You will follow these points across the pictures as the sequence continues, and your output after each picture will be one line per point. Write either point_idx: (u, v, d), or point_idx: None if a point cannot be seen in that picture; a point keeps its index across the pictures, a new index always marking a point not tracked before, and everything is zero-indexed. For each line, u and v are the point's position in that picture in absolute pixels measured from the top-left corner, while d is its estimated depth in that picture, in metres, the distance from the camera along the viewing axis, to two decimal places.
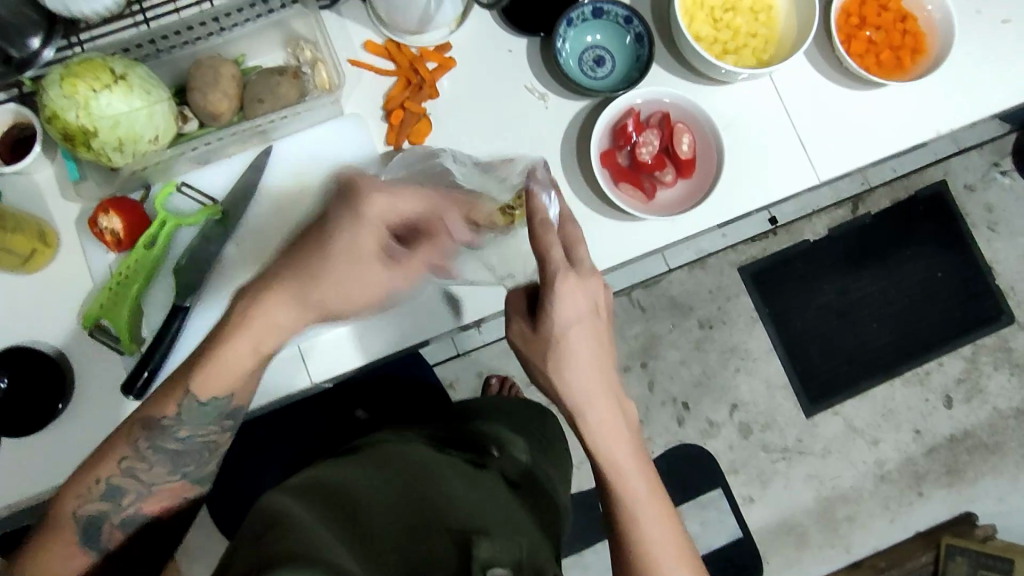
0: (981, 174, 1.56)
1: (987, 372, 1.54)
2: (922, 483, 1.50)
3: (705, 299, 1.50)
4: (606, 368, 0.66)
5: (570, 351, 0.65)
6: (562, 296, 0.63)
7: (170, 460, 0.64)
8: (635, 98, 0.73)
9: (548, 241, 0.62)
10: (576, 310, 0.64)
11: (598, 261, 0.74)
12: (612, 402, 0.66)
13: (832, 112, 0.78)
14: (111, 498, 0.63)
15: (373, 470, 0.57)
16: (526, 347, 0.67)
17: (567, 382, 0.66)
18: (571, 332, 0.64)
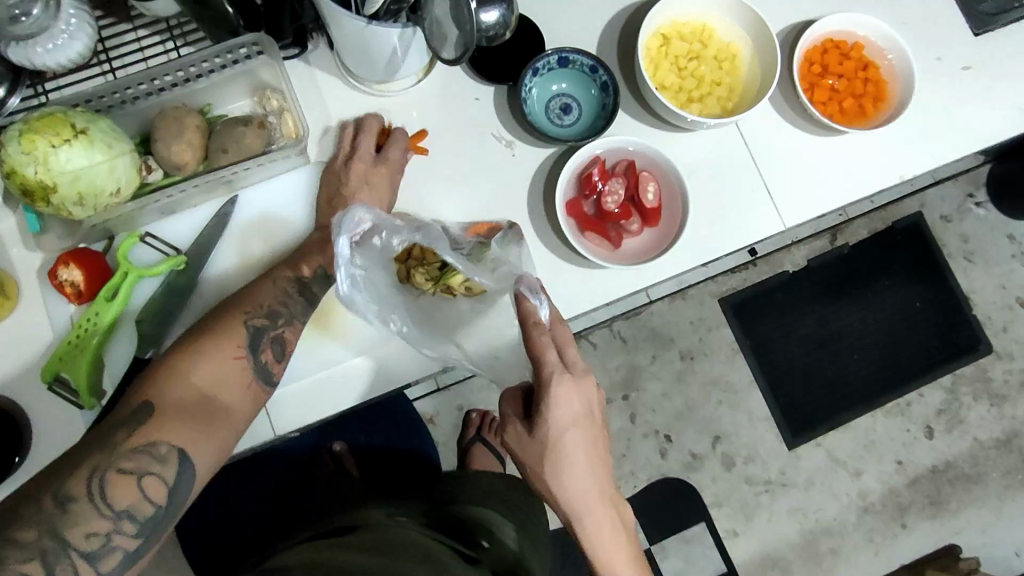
0: (956, 206, 1.58)
1: (967, 403, 1.54)
2: (905, 514, 1.50)
3: (686, 330, 1.50)
4: (601, 470, 0.66)
5: (566, 455, 0.64)
6: (556, 398, 0.63)
7: (309, 302, 0.70)
8: (598, 147, 0.73)
9: (540, 343, 0.63)
10: (572, 413, 0.64)
11: (564, 308, 0.74)
12: (607, 504, 0.66)
13: (798, 159, 0.78)
14: (271, 317, 0.67)
15: (372, 559, 0.57)
16: (522, 452, 0.65)
17: (564, 486, 0.65)
18: (566, 435, 0.64)
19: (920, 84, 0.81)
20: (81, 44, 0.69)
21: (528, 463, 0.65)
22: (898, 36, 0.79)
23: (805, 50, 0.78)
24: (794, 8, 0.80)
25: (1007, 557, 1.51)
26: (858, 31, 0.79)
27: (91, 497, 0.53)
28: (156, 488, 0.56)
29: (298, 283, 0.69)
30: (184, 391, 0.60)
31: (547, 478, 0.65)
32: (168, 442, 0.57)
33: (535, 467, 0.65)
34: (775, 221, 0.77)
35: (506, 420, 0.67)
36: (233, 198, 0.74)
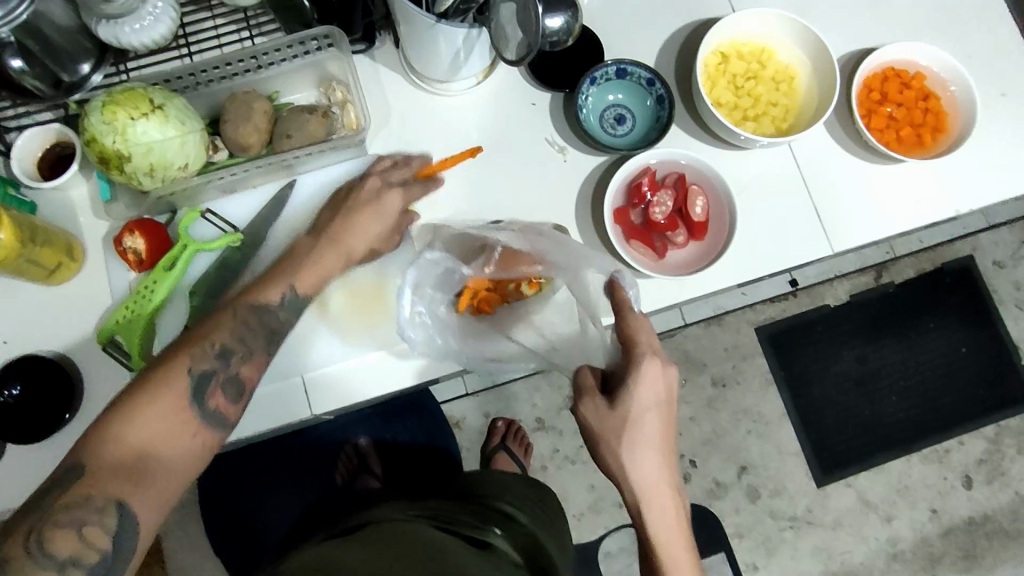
0: (1011, 251, 1.55)
1: (1010, 455, 1.50)
2: (937, 565, 1.46)
3: (720, 356, 1.50)
4: (670, 461, 0.67)
5: (645, 433, 0.65)
6: (644, 376, 0.65)
7: (269, 335, 0.64)
8: (650, 158, 0.74)
9: (637, 326, 0.67)
10: (655, 396, 0.65)
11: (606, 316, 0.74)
12: (671, 490, 0.66)
13: (848, 185, 0.78)
14: (223, 358, 0.61)
15: (381, 551, 0.56)
16: (600, 427, 0.65)
17: (639, 465, 0.65)
18: (647, 415, 0.65)
19: (986, 118, 0.80)
20: (164, 26, 0.72)
21: (602, 436, 0.65)
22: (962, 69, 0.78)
23: (865, 76, 0.78)
24: (857, 35, 0.81)
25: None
26: (920, 61, 0.79)
27: (29, 551, 0.49)
28: (98, 537, 0.51)
29: (259, 309, 0.64)
30: (118, 445, 0.53)
31: (625, 454, 0.64)
32: (104, 495, 0.51)
33: (608, 445, 0.65)
34: (823, 246, 0.77)
35: (582, 394, 0.67)
36: (291, 182, 0.77)
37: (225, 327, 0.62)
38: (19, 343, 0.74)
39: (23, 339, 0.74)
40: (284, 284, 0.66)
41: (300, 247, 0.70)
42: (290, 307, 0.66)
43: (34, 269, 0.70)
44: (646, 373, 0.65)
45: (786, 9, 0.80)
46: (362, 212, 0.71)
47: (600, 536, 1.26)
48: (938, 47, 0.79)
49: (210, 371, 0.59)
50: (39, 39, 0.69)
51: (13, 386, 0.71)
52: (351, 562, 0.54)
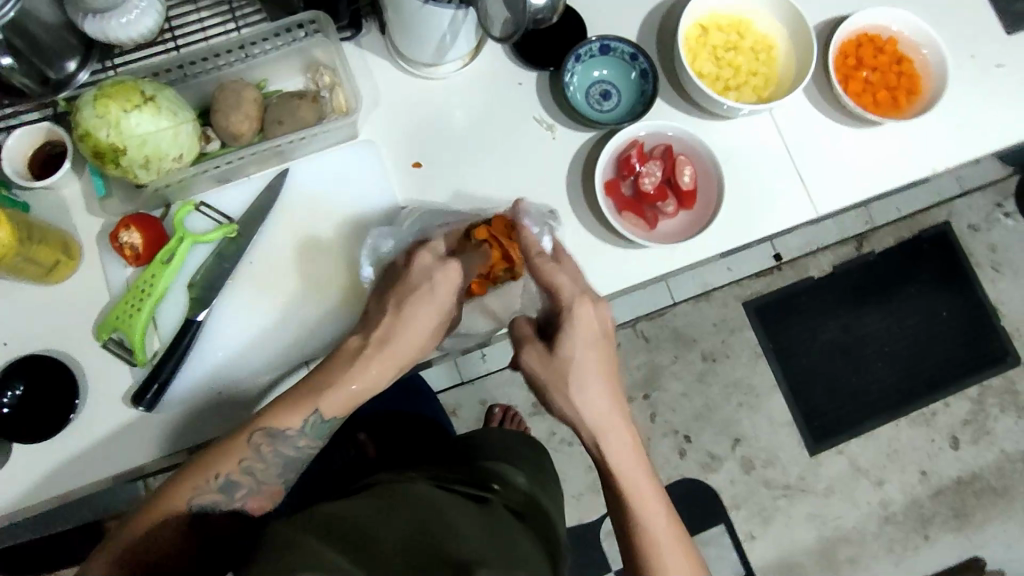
0: (985, 215, 1.69)
1: (993, 415, 1.62)
2: (928, 525, 1.58)
3: (710, 332, 1.60)
4: (617, 389, 0.69)
5: (588, 370, 0.67)
6: (577, 316, 0.67)
7: (282, 464, 0.66)
8: (639, 130, 0.76)
9: (553, 271, 0.68)
10: (592, 332, 0.67)
11: (604, 287, 0.76)
12: (626, 422, 0.68)
13: (829, 149, 0.80)
14: (225, 489, 0.63)
15: (381, 505, 0.59)
16: (543, 371, 0.67)
17: (587, 402, 0.67)
18: (586, 351, 0.67)
19: (966, 78, 0.83)
20: (151, 19, 0.72)
21: (546, 382, 0.67)
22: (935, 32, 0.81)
23: (840, 43, 0.81)
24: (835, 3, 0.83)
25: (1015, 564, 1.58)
26: (893, 26, 0.81)
27: None
28: None
29: (270, 437, 0.64)
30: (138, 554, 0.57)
31: (572, 393, 0.66)
32: None
33: (554, 391, 0.67)
34: (807, 208, 0.79)
35: (521, 344, 0.69)
36: (284, 170, 0.78)
37: (231, 457, 0.63)
38: (19, 345, 0.74)
39: (24, 341, 0.74)
40: (310, 411, 0.65)
41: (347, 347, 0.67)
42: (309, 433, 0.65)
43: (30, 268, 0.70)
44: (574, 313, 0.67)
45: None
46: (418, 306, 0.67)
47: (602, 515, 1.28)
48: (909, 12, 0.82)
49: (212, 505, 0.62)
50: (24, 36, 0.69)
51: (17, 384, 0.71)
52: (360, 514, 0.55)
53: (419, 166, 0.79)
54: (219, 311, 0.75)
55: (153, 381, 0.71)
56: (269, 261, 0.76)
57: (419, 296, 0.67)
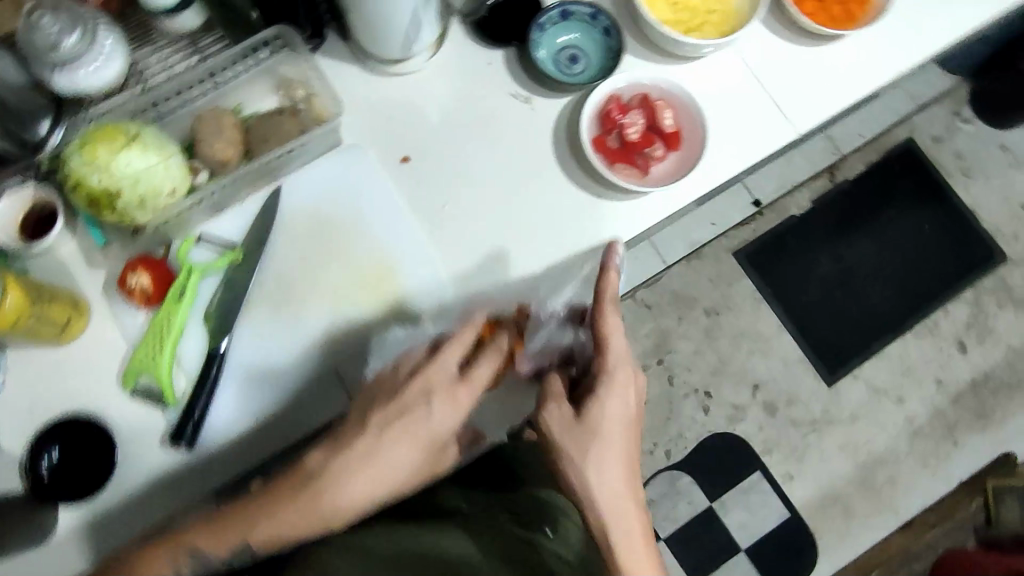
0: (944, 125, 1.75)
1: (993, 313, 1.66)
2: (955, 431, 1.61)
3: (708, 288, 1.65)
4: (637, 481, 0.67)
5: (608, 446, 0.65)
6: (612, 388, 0.66)
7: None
8: (616, 84, 0.78)
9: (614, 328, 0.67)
10: (622, 408, 0.66)
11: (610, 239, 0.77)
12: (634, 510, 0.65)
13: (794, 69, 0.82)
14: None
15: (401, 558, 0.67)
16: (560, 433, 0.65)
17: (601, 477, 0.64)
18: (612, 426, 0.65)
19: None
20: (118, 63, 0.72)
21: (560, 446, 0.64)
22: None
23: None
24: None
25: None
26: None
27: None
28: None
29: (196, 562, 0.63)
30: None
31: (586, 463, 0.64)
32: None
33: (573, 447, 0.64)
34: (786, 127, 0.81)
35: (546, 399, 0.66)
36: (277, 188, 0.78)
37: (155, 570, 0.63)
38: (44, 410, 0.73)
39: (49, 405, 0.73)
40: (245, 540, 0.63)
41: (307, 467, 0.64)
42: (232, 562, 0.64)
43: (43, 330, 0.69)
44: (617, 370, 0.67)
45: None
46: (411, 428, 0.65)
47: None
48: None
49: None
50: None
51: (53, 446, 0.71)
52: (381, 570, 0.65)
53: (406, 159, 0.80)
54: (240, 336, 0.75)
55: (190, 415, 0.72)
56: (282, 276, 0.77)
57: (410, 417, 0.65)
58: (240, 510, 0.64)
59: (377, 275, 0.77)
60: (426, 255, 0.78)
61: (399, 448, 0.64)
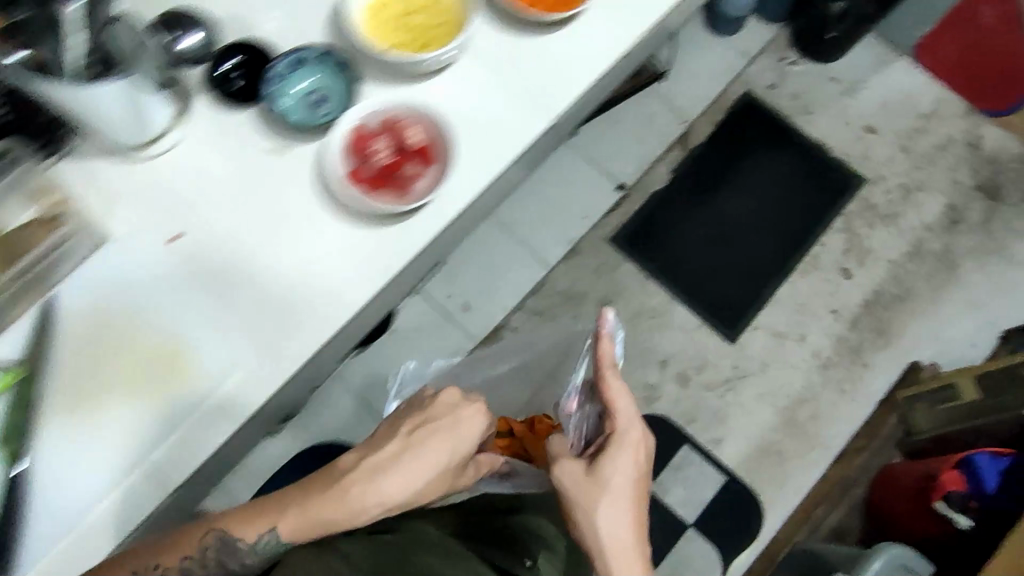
0: (775, 72, 1.83)
1: (866, 233, 1.72)
2: (862, 354, 1.63)
3: (593, 279, 1.67)
4: (638, 525, 0.82)
5: (611, 492, 0.82)
6: (616, 449, 0.85)
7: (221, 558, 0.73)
8: (356, 116, 0.81)
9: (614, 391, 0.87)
10: (626, 465, 0.84)
11: (385, 268, 0.80)
12: (636, 547, 0.81)
13: (535, 55, 0.86)
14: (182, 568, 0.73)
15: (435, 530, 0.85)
16: (575, 485, 0.83)
17: (605, 522, 0.81)
18: (614, 477, 0.83)
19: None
20: None
21: (574, 497, 0.83)
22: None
23: None
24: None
25: (950, 355, 1.64)
26: None
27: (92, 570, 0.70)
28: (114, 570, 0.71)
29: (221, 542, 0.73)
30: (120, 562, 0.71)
31: (596, 506, 0.81)
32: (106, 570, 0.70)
33: (575, 492, 0.83)
34: (542, 111, 0.85)
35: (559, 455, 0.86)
36: (47, 300, 0.78)
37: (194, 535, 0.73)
38: None
39: None
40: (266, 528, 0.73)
41: (344, 467, 0.77)
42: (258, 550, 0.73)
43: None
44: (627, 433, 0.86)
45: None
46: (432, 441, 0.79)
47: None
48: None
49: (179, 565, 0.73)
50: None
51: None
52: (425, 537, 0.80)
53: (174, 238, 0.80)
54: (36, 452, 0.74)
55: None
56: (68, 383, 0.76)
57: (436, 426, 0.80)
58: (278, 502, 0.75)
59: (167, 356, 0.77)
60: (245, 341, 0.78)
61: (418, 455, 0.78)
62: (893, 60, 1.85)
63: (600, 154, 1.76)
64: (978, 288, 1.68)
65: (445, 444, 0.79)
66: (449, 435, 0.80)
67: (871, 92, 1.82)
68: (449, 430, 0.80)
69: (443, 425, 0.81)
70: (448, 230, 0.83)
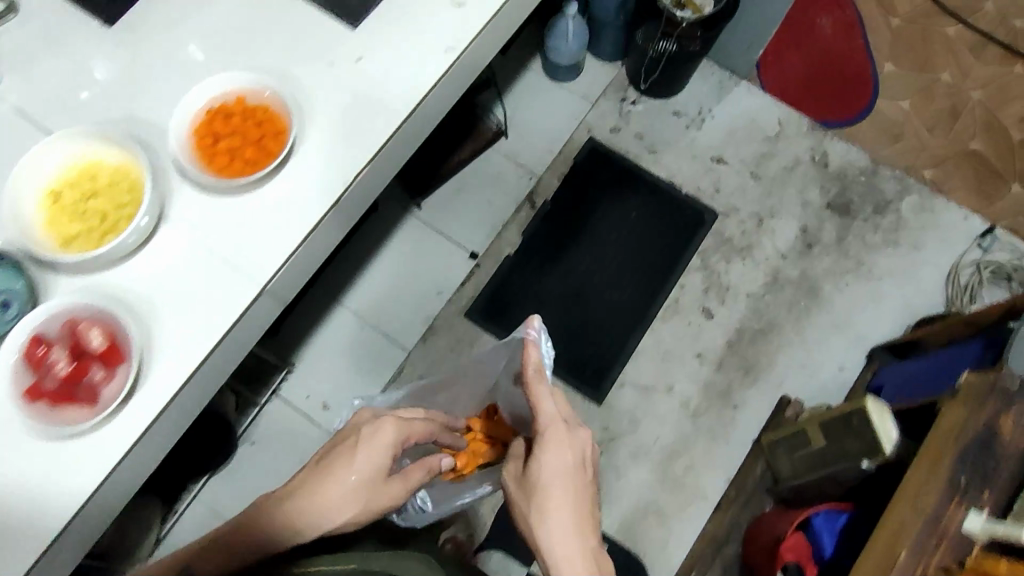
0: (617, 114, 1.80)
1: (723, 269, 1.70)
2: (730, 395, 1.62)
3: (453, 357, 1.62)
4: (585, 522, 0.77)
5: (547, 494, 0.78)
6: (548, 446, 0.80)
7: None
8: (30, 327, 0.73)
9: (539, 391, 0.83)
10: (560, 461, 0.80)
11: (71, 495, 0.71)
12: (580, 552, 0.74)
13: (237, 223, 0.80)
14: None
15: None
16: (515, 486, 0.83)
17: (545, 529, 0.76)
18: (550, 478, 0.79)
19: (333, 81, 0.85)
20: None
21: (517, 499, 0.81)
22: (275, 63, 0.86)
23: (193, 129, 0.82)
24: (173, 77, 0.85)
25: (819, 381, 1.62)
26: (229, 87, 0.83)
27: None
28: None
29: None
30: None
31: (531, 512, 0.78)
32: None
33: (519, 497, 0.81)
34: (246, 287, 0.79)
35: (509, 460, 0.86)
36: None
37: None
38: None
39: None
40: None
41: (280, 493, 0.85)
42: None
43: None
44: (548, 432, 0.81)
45: (95, 119, 0.83)
46: (350, 449, 0.86)
47: None
48: (236, 68, 0.84)
49: None
50: None
51: None
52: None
53: None
54: None
55: None
56: None
57: (356, 440, 0.86)
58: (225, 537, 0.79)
59: None
60: None
61: (358, 466, 0.85)
62: (733, 86, 1.84)
63: (449, 224, 1.71)
64: (838, 309, 1.68)
65: (366, 453, 0.85)
66: (370, 440, 0.86)
67: (716, 120, 1.80)
68: (365, 443, 0.86)
69: (369, 435, 0.87)
70: (165, 420, 0.76)
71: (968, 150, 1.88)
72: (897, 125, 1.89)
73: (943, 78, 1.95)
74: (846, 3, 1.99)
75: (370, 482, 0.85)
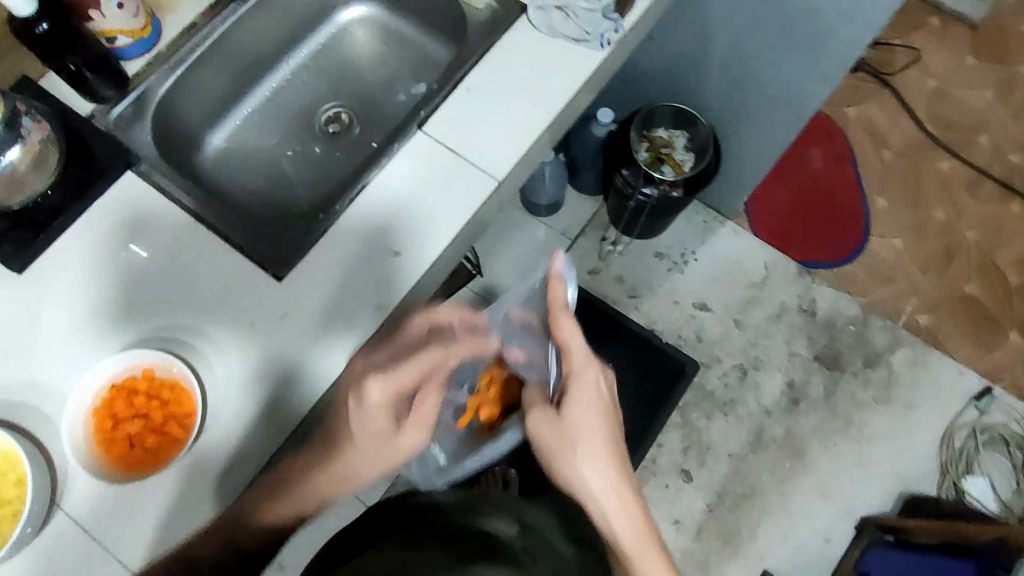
0: (597, 255, 1.73)
1: (703, 426, 1.62)
2: (709, 568, 1.52)
3: None
4: (616, 457, 0.71)
5: (584, 435, 0.71)
6: (583, 378, 0.73)
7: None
8: None
9: (565, 325, 0.73)
10: (592, 394, 0.72)
11: None
12: (621, 498, 0.69)
13: (128, 517, 0.72)
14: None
15: None
16: (545, 436, 0.73)
17: (582, 474, 0.70)
18: (581, 412, 0.72)
19: (250, 346, 0.78)
20: None
21: (549, 446, 0.73)
22: (191, 322, 0.80)
23: (88, 411, 0.75)
24: (80, 342, 0.78)
25: (804, 557, 1.52)
26: (135, 362, 0.76)
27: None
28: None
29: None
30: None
31: (567, 458, 0.71)
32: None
33: (559, 443, 0.71)
34: None
35: (530, 408, 0.75)
36: None
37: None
38: None
39: None
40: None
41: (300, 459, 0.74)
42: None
43: None
44: (583, 375, 0.72)
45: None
46: (380, 369, 0.72)
47: None
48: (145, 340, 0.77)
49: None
50: None
51: None
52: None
53: None
54: None
55: None
56: None
57: (376, 371, 0.71)
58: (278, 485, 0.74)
59: None
60: None
61: (371, 418, 0.69)
62: (719, 226, 1.77)
63: None
64: (825, 474, 1.59)
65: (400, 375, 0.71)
66: (407, 356, 0.72)
67: (699, 264, 1.74)
68: (390, 361, 0.72)
69: (407, 346, 0.72)
70: None
71: (962, 296, 1.78)
72: (890, 268, 1.79)
73: (937, 215, 1.87)
74: (837, 136, 1.92)
75: (415, 427, 0.72)
